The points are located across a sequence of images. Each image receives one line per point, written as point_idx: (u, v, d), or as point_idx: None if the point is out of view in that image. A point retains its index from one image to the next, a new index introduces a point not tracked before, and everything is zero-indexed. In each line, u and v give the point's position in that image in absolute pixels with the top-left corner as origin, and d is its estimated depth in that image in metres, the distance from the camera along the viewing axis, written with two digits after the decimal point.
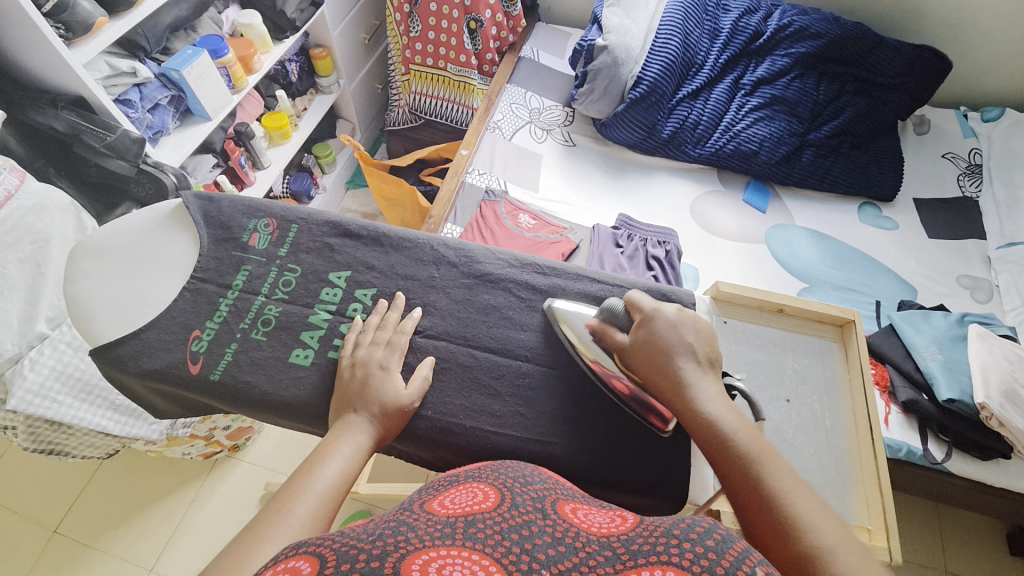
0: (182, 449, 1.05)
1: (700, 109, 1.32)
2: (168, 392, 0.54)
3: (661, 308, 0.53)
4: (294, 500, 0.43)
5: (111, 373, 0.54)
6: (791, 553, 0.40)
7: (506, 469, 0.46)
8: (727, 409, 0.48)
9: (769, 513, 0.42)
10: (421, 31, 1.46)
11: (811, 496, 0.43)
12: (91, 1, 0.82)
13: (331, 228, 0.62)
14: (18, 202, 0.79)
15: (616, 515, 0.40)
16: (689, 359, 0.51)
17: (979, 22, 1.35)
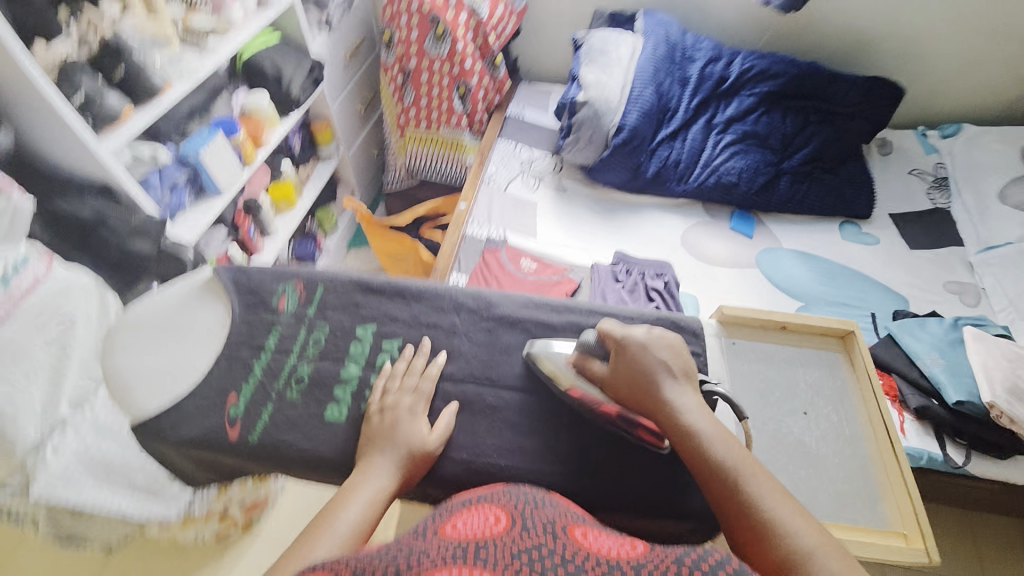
0: (195, 530, 0.97)
1: (679, 149, 1.41)
2: (207, 457, 0.56)
3: (632, 333, 0.58)
4: (317, 543, 0.46)
5: (152, 444, 0.56)
6: (774, 558, 0.44)
7: (518, 493, 0.48)
8: (708, 421, 0.52)
9: (750, 518, 0.47)
10: (414, 99, 1.58)
11: (789, 502, 0.47)
12: (117, 95, 0.89)
13: (354, 285, 0.66)
14: (47, 287, 0.81)
15: (626, 541, 0.42)
16: (668, 378, 0.55)
17: (920, 53, 1.50)
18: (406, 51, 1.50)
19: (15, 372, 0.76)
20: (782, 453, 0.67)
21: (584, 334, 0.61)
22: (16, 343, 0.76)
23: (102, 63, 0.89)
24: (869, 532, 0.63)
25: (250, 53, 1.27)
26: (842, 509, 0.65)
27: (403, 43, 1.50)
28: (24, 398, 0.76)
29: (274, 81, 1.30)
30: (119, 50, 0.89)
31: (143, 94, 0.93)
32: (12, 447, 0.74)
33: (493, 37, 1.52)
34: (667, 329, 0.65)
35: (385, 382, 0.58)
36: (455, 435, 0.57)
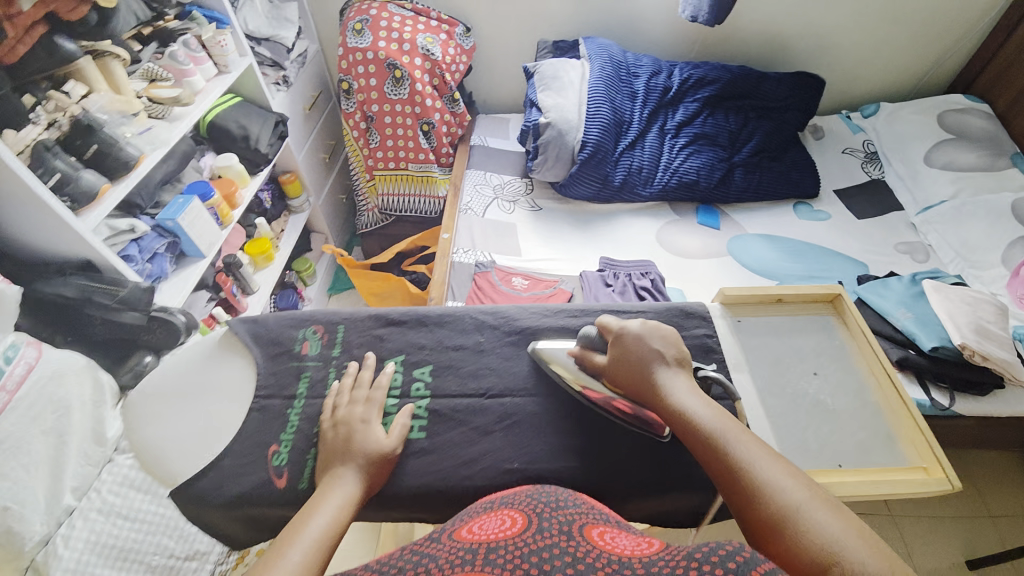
0: None
1: (640, 156, 1.50)
2: (254, 513, 0.56)
3: (627, 324, 0.64)
4: (290, 548, 0.47)
5: (192, 511, 0.56)
6: (763, 516, 0.47)
7: (541, 494, 0.51)
8: (697, 398, 0.57)
9: (741, 482, 0.50)
10: (380, 141, 1.61)
11: (778, 462, 0.50)
12: (93, 172, 0.88)
13: (375, 320, 0.69)
14: (39, 371, 0.79)
15: (643, 539, 0.43)
16: (660, 364, 0.60)
17: (832, 47, 1.69)
18: (367, 97, 1.54)
19: (18, 466, 0.73)
20: (801, 414, 0.72)
21: (585, 328, 0.67)
22: (15, 437, 0.73)
23: (72, 143, 0.87)
24: (893, 470, 0.68)
25: (214, 115, 1.28)
26: (866, 454, 0.70)
27: (362, 90, 1.53)
28: (28, 493, 0.73)
29: (241, 140, 1.30)
30: (88, 127, 0.88)
31: (117, 168, 0.92)
32: (21, 545, 0.72)
33: (450, 75, 1.59)
34: (676, 314, 0.75)
35: (383, 404, 0.60)
36: (502, 448, 0.60)
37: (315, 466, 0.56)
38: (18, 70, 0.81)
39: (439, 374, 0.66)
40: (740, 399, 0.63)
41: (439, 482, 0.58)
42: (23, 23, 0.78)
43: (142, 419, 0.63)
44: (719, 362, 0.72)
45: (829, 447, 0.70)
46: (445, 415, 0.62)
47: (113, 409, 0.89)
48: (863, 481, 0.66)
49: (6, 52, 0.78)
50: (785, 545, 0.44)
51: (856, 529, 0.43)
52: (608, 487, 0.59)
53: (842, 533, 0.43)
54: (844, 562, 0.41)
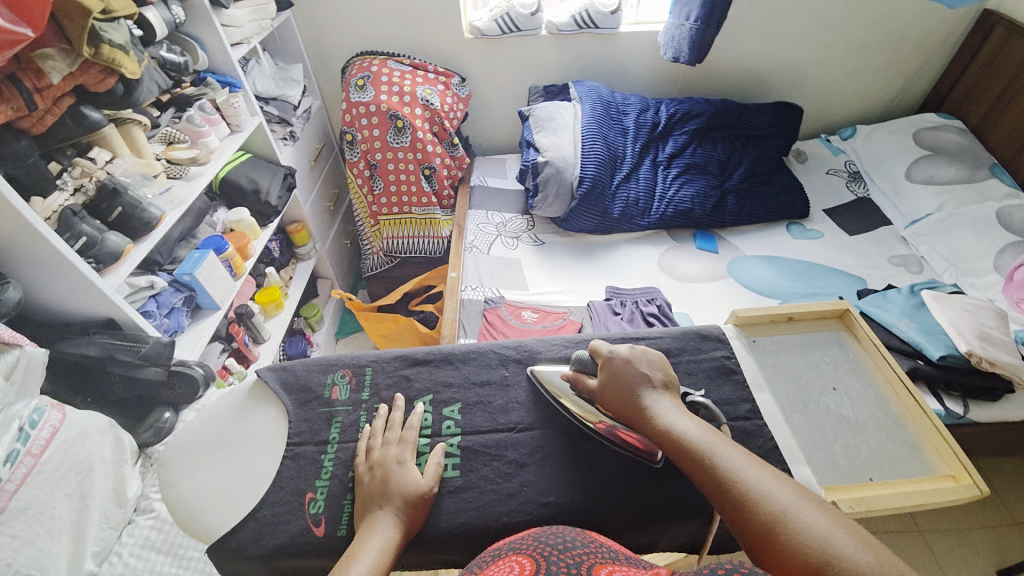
0: None
1: (636, 188, 1.57)
2: (293, 566, 0.60)
3: (616, 350, 0.69)
4: None
5: (232, 564, 0.60)
6: (757, 523, 0.50)
7: (549, 536, 0.50)
8: (682, 415, 0.61)
9: (732, 492, 0.53)
10: (384, 187, 1.67)
11: (763, 469, 0.54)
12: (118, 234, 0.92)
13: (402, 361, 0.77)
14: (63, 434, 0.79)
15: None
16: (647, 388, 0.64)
17: (805, 78, 1.81)
18: (371, 147, 1.60)
19: (43, 532, 0.72)
20: (829, 429, 0.73)
21: (579, 352, 0.72)
22: (38, 503, 0.72)
23: (98, 206, 0.91)
24: (924, 481, 0.69)
25: (226, 172, 1.33)
26: (897, 465, 0.71)
27: (366, 140, 1.60)
28: (51, 559, 0.71)
29: (252, 194, 1.34)
30: (114, 191, 0.92)
31: (140, 228, 0.97)
32: None
33: (448, 122, 1.67)
34: (693, 338, 0.77)
35: (415, 443, 0.65)
36: (538, 481, 0.64)
37: (356, 512, 0.60)
38: (45, 139, 0.86)
39: (467, 411, 0.71)
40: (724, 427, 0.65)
41: (479, 520, 0.61)
42: (51, 95, 0.81)
43: (176, 474, 0.67)
44: (740, 383, 0.73)
45: (859, 461, 0.71)
46: (478, 450, 0.67)
47: (133, 468, 0.90)
48: (897, 493, 0.67)
49: (36, 122, 0.82)
50: (781, 549, 0.47)
51: (842, 526, 0.46)
52: (643, 515, 0.62)
53: (830, 529, 0.46)
54: (836, 559, 0.44)
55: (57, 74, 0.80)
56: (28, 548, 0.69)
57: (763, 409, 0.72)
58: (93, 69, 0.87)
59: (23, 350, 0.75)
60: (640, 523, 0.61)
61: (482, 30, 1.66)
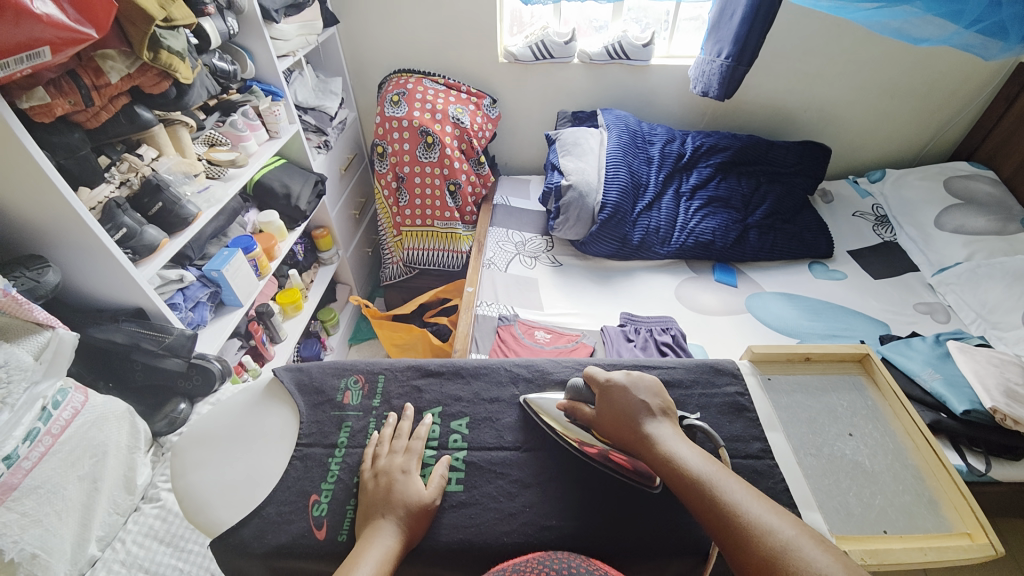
0: None
1: (657, 217, 1.57)
2: (292, 567, 0.60)
3: (614, 376, 0.68)
4: None
5: (233, 559, 0.60)
6: (758, 558, 0.49)
7: (551, 560, 0.50)
8: (683, 443, 0.61)
9: (733, 525, 0.52)
10: (409, 200, 1.70)
11: (764, 502, 0.53)
12: (156, 228, 0.97)
13: (414, 371, 0.78)
14: (84, 416, 0.81)
15: None
16: (647, 416, 0.64)
17: (834, 119, 1.81)
18: (399, 159, 1.65)
19: (52, 513, 0.73)
20: (843, 476, 0.71)
21: (574, 380, 0.72)
22: (51, 482, 0.74)
23: (140, 201, 0.96)
24: (940, 537, 0.67)
25: (261, 176, 1.38)
26: (914, 519, 0.68)
27: (396, 153, 1.64)
28: (55, 541, 0.73)
29: (283, 198, 1.39)
30: (157, 187, 0.97)
31: (177, 223, 1.02)
32: None
33: (476, 141, 1.71)
34: (707, 371, 0.77)
35: (421, 453, 0.66)
36: (541, 504, 0.63)
37: (357, 518, 0.60)
38: (98, 134, 0.91)
39: (475, 426, 0.71)
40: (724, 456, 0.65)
41: (479, 538, 0.60)
42: (107, 93, 0.87)
43: (186, 465, 0.69)
44: (753, 421, 0.72)
45: (874, 513, 0.68)
46: (482, 466, 0.67)
47: (145, 455, 0.92)
48: (912, 549, 0.65)
49: (91, 117, 0.87)
50: None
51: (842, 564, 0.46)
52: (645, 548, 0.60)
53: (831, 566, 0.46)
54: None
55: (116, 74, 0.86)
56: (35, 527, 0.71)
57: (775, 449, 0.70)
58: (150, 72, 0.93)
59: (55, 333, 0.78)
60: (643, 556, 0.60)
61: (516, 56, 1.71)
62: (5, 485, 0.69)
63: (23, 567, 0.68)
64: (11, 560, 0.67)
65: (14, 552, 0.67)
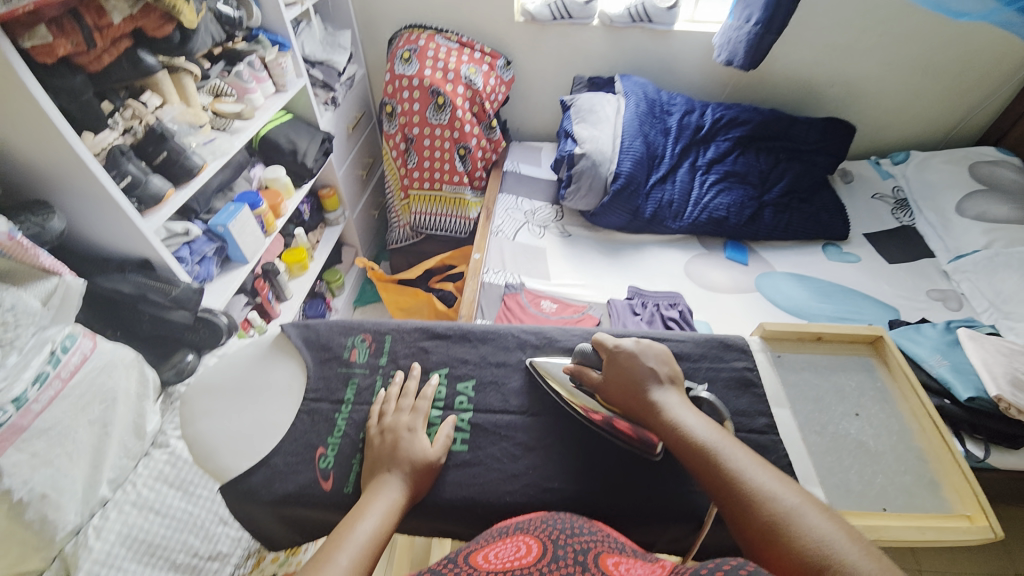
0: None
1: (671, 190, 1.54)
2: (298, 514, 0.62)
3: (623, 343, 0.68)
4: (338, 552, 0.50)
5: (241, 505, 0.62)
6: (759, 522, 0.50)
7: (556, 520, 0.51)
8: (689, 411, 0.61)
9: (736, 490, 0.53)
10: (417, 162, 1.66)
11: (768, 470, 0.54)
12: (161, 178, 0.95)
13: (421, 333, 0.77)
14: (92, 362, 0.82)
15: (657, 567, 0.44)
16: (655, 383, 0.64)
17: (862, 95, 1.73)
18: (409, 120, 1.59)
19: (62, 454, 0.76)
20: (846, 454, 0.71)
21: (581, 346, 0.72)
22: (61, 425, 0.76)
23: (145, 149, 0.94)
24: (938, 517, 0.67)
25: (268, 131, 1.35)
26: (912, 498, 0.69)
27: (405, 113, 1.59)
28: (66, 481, 0.76)
29: (289, 154, 1.36)
30: (161, 135, 0.94)
31: (182, 175, 0.99)
32: (52, 534, 0.74)
33: (489, 104, 1.65)
34: (716, 346, 0.76)
35: (427, 413, 0.66)
36: (543, 467, 0.64)
37: (363, 472, 0.61)
38: (101, 79, 0.88)
39: (481, 389, 0.71)
40: (728, 425, 0.66)
41: (482, 496, 0.61)
42: (110, 35, 0.83)
43: (196, 413, 0.70)
44: (760, 397, 0.72)
45: (874, 491, 0.69)
46: (487, 428, 0.67)
47: (154, 403, 0.94)
48: (909, 526, 0.66)
49: (92, 60, 0.83)
50: (783, 552, 0.47)
51: (845, 532, 0.47)
52: (644, 513, 0.61)
53: (834, 533, 0.46)
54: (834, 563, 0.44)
55: (118, 14, 0.82)
56: (45, 467, 0.73)
57: (780, 425, 0.70)
58: (153, 15, 0.89)
59: (63, 279, 0.77)
60: (641, 520, 0.61)
61: (534, 14, 1.63)
62: (16, 426, 0.70)
63: (32, 507, 0.71)
64: (20, 499, 0.69)
65: (23, 491, 0.69)
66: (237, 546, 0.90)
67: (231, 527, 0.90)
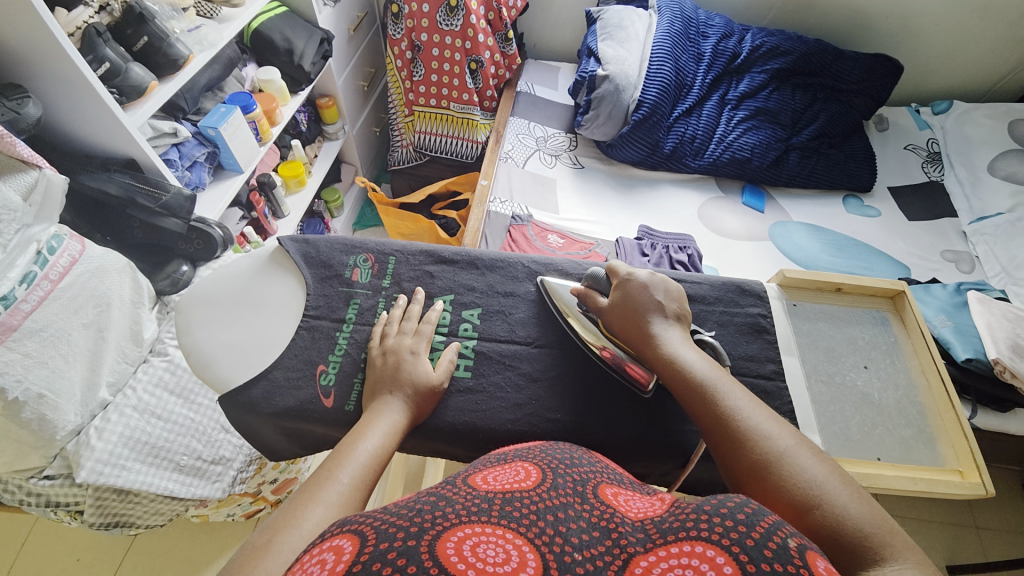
0: (227, 510, 1.00)
1: (695, 125, 1.43)
2: (299, 427, 0.63)
3: (635, 273, 0.65)
4: (341, 470, 0.50)
5: (241, 415, 0.62)
6: (749, 459, 0.50)
7: (554, 450, 0.51)
8: (689, 348, 0.59)
9: (728, 428, 0.52)
10: (424, 75, 1.52)
11: (765, 411, 0.54)
12: (143, 67, 0.85)
13: (427, 257, 0.74)
14: (82, 266, 0.79)
15: (655, 500, 0.44)
16: (657, 317, 0.62)
17: (918, 31, 1.56)
18: (417, 24, 1.44)
19: (57, 355, 0.75)
20: (847, 404, 0.72)
21: (594, 269, 0.69)
22: (55, 326, 0.75)
23: (124, 31, 0.85)
24: (930, 471, 0.69)
25: (260, 24, 1.22)
26: (904, 450, 0.71)
27: (413, 16, 1.43)
28: (63, 383, 0.75)
29: (285, 54, 1.23)
30: (140, 16, 0.85)
31: (166, 66, 0.89)
32: (52, 433, 0.75)
33: (506, 11, 1.48)
34: (732, 290, 0.74)
35: (430, 338, 0.65)
36: (546, 398, 0.64)
37: (365, 392, 0.61)
38: None
39: (487, 318, 0.70)
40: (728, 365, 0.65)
41: (483, 422, 0.62)
42: None
43: (191, 322, 0.68)
44: (770, 343, 0.71)
45: (870, 440, 0.70)
46: (492, 356, 0.67)
47: (149, 312, 0.92)
48: (902, 477, 0.67)
49: None
50: (770, 488, 0.48)
51: (836, 475, 0.47)
52: (641, 448, 0.62)
53: (822, 476, 0.47)
54: (824, 504, 0.45)
55: None
56: (40, 368, 0.72)
57: (787, 372, 0.70)
58: None
59: (43, 172, 0.73)
60: (635, 454, 0.62)
61: None
62: (5, 325, 0.68)
63: (30, 406, 0.71)
64: (17, 398, 0.69)
65: (19, 391, 0.69)
66: (239, 452, 0.93)
67: (233, 435, 0.93)
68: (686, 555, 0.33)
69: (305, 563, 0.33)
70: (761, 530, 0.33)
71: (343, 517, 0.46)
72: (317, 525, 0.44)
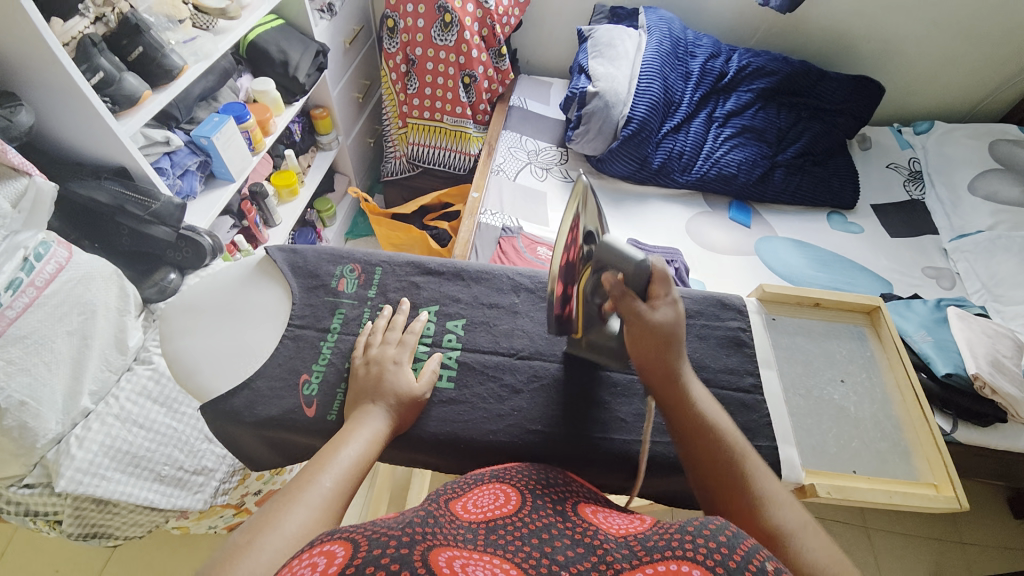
0: (209, 522, 0.97)
1: (683, 141, 1.46)
2: (281, 437, 0.62)
3: (676, 304, 0.59)
4: (323, 473, 0.50)
5: (224, 424, 0.62)
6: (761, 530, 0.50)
7: (527, 471, 0.52)
8: (709, 402, 0.59)
9: (741, 493, 0.52)
10: (418, 88, 1.54)
11: (778, 484, 0.54)
12: (137, 77, 0.86)
13: (413, 268, 0.75)
14: (69, 272, 0.80)
15: (634, 518, 0.45)
16: (681, 351, 0.59)
17: (900, 53, 1.61)
18: (412, 39, 1.46)
19: (40, 363, 0.74)
20: (825, 417, 0.73)
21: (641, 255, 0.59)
22: (39, 334, 0.75)
23: (119, 42, 0.87)
24: (906, 484, 0.70)
25: (256, 36, 1.24)
26: (881, 464, 0.72)
27: (408, 31, 1.46)
28: (45, 391, 0.75)
29: (280, 65, 1.25)
30: (136, 28, 0.87)
31: (160, 76, 0.90)
32: (33, 441, 0.75)
33: (499, 28, 1.51)
34: (714, 305, 0.75)
35: (414, 348, 0.65)
36: (528, 409, 0.65)
37: (347, 401, 0.61)
38: None
39: (471, 329, 0.70)
40: None
41: (466, 433, 0.62)
42: None
43: (175, 331, 0.68)
44: (749, 356, 0.72)
45: (848, 453, 0.72)
46: (475, 367, 0.67)
47: (135, 319, 0.92)
48: (878, 490, 0.68)
49: None
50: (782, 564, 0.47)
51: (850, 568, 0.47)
52: (621, 460, 0.62)
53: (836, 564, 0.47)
54: None
55: None
56: (22, 375, 0.72)
57: (765, 386, 0.71)
58: None
59: (33, 180, 0.74)
60: (616, 467, 0.62)
61: None
62: None
63: (12, 413, 0.71)
64: None
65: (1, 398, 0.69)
66: (221, 462, 0.91)
67: (216, 445, 0.92)
68: (670, 570, 0.33)
69: (296, 565, 0.33)
70: (742, 552, 0.34)
71: (324, 522, 0.47)
72: (301, 528, 0.45)
